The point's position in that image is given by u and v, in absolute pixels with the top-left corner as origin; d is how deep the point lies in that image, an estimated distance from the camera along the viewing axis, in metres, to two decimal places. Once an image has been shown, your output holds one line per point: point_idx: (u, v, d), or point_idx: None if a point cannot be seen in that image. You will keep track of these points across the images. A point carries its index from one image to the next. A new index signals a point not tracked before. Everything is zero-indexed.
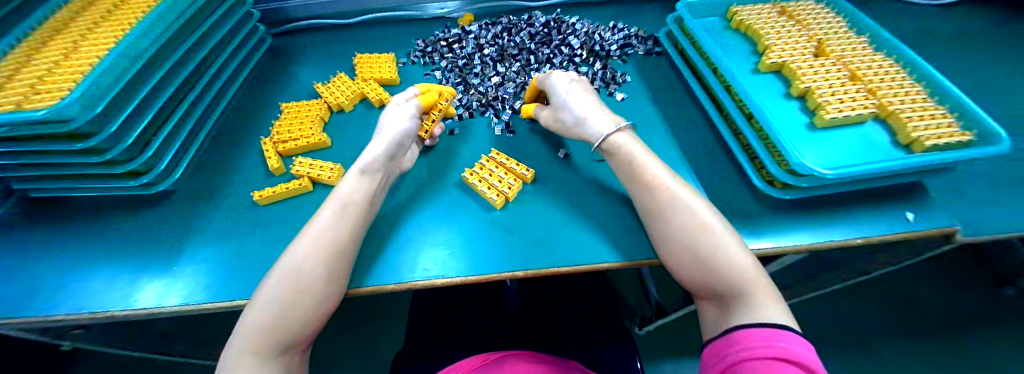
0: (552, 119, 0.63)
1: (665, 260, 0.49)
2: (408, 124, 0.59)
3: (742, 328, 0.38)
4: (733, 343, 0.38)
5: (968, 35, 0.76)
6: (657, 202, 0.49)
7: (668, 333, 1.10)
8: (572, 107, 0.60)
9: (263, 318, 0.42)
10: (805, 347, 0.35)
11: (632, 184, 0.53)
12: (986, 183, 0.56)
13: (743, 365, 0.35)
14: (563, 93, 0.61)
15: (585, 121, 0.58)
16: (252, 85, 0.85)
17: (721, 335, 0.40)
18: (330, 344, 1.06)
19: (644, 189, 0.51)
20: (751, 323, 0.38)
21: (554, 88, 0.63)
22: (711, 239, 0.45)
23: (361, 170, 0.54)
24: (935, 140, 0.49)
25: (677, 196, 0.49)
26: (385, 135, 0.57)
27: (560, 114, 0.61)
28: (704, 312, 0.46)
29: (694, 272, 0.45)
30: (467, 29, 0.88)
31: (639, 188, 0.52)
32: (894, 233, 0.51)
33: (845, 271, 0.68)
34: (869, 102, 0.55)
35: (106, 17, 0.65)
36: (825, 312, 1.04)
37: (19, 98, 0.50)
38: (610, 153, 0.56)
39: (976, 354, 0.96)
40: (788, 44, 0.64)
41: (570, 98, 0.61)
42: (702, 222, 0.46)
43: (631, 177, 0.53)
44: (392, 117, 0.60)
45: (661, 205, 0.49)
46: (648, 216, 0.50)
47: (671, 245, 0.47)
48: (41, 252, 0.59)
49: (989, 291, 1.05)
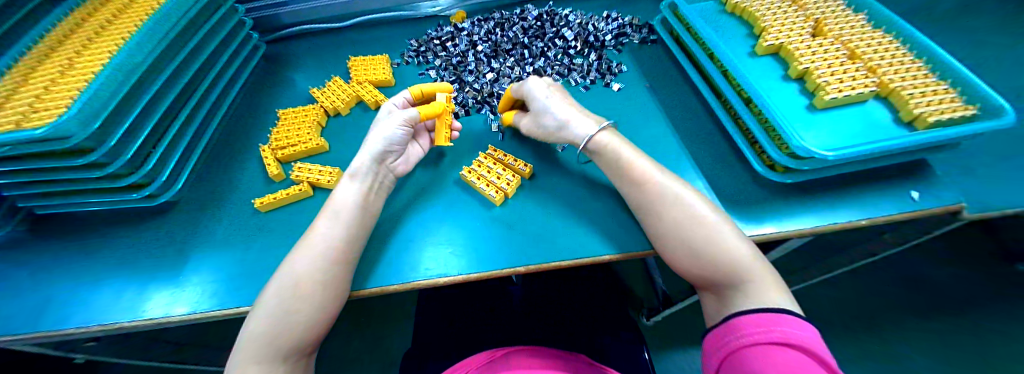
0: (534, 125, 0.62)
1: (663, 256, 0.49)
2: (393, 134, 0.58)
3: (742, 315, 0.38)
4: (736, 329, 0.38)
5: (971, 7, 0.74)
6: (648, 198, 0.49)
7: (677, 323, 1.10)
8: (552, 111, 0.59)
9: (268, 325, 0.42)
10: (805, 329, 0.35)
11: (622, 182, 0.52)
12: (992, 159, 0.55)
13: (743, 351, 0.35)
14: (542, 97, 0.60)
15: (568, 125, 0.58)
16: (249, 93, 0.85)
17: (721, 322, 0.40)
18: (340, 347, 1.07)
19: (635, 186, 0.51)
20: (751, 309, 0.38)
21: (532, 93, 0.61)
22: (705, 231, 0.45)
23: (350, 175, 0.54)
24: (938, 116, 0.49)
25: (667, 190, 0.48)
26: (372, 140, 0.57)
27: (541, 118, 0.60)
28: (706, 302, 0.46)
29: (692, 265, 0.45)
30: (460, 26, 0.87)
31: (629, 186, 0.51)
32: (898, 213, 0.50)
33: (851, 253, 0.68)
34: (870, 80, 0.54)
35: (100, 33, 0.65)
36: (836, 297, 1.03)
37: (19, 117, 0.50)
38: (597, 153, 0.56)
39: (988, 332, 0.95)
40: (785, 26, 0.63)
41: (549, 102, 0.59)
42: (696, 213, 0.46)
43: (620, 174, 0.52)
44: (379, 128, 0.59)
45: (653, 200, 0.48)
46: (641, 214, 0.50)
47: (667, 239, 0.47)
48: (49, 267, 0.60)
49: (1002, 268, 1.03)
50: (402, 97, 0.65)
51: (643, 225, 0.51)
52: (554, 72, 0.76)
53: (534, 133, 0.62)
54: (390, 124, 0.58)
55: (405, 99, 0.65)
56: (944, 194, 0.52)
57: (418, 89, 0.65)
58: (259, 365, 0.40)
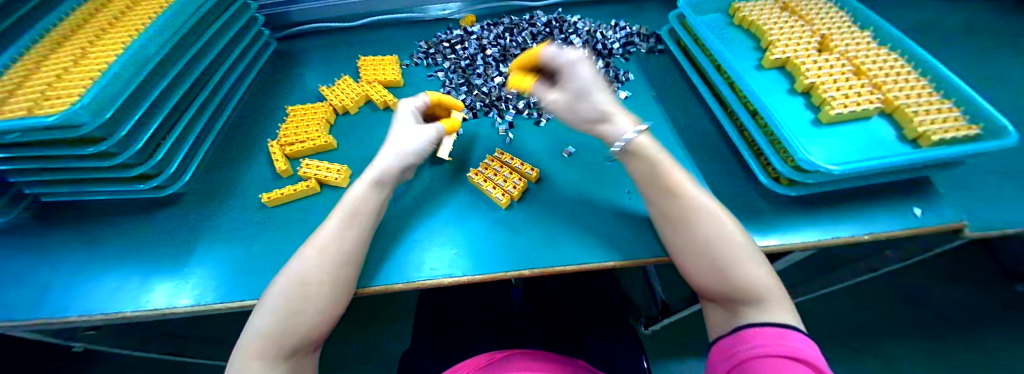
0: (567, 108, 0.60)
1: (683, 268, 0.48)
2: (419, 148, 0.59)
3: (752, 326, 0.39)
4: (744, 340, 0.38)
5: (975, 28, 0.75)
6: (678, 209, 0.48)
7: (675, 332, 1.10)
8: (597, 100, 0.57)
9: (273, 321, 0.42)
10: (813, 347, 0.36)
11: (654, 188, 0.51)
12: (994, 178, 0.56)
13: (751, 362, 0.36)
14: (589, 83, 0.57)
15: (608, 118, 0.56)
16: (258, 89, 0.86)
17: (731, 333, 0.40)
18: (338, 345, 1.07)
19: (668, 194, 0.50)
20: (763, 323, 0.39)
21: (577, 72, 0.58)
22: (733, 250, 0.44)
23: (373, 181, 0.54)
24: (941, 134, 0.49)
25: (700, 205, 0.48)
26: (396, 150, 0.57)
27: (580, 105, 0.58)
28: (712, 317, 0.46)
29: (711, 281, 0.44)
30: (469, 30, 0.88)
31: (662, 193, 0.50)
32: (901, 229, 0.51)
33: (853, 268, 0.68)
34: (875, 96, 0.55)
35: (114, 24, 0.66)
36: (835, 312, 1.03)
37: (31, 104, 0.51)
38: (629, 157, 0.54)
39: (988, 352, 0.95)
40: (791, 40, 0.63)
41: (594, 90, 0.57)
42: (726, 231, 0.45)
43: (653, 181, 0.51)
44: (404, 136, 0.59)
45: (686, 211, 0.48)
46: (668, 222, 0.49)
47: (693, 251, 0.46)
48: (54, 256, 0.61)
49: (1002, 288, 1.03)
50: (421, 100, 0.65)
51: (667, 234, 0.49)
52: None
53: (558, 111, 0.61)
54: (418, 136, 0.59)
55: (424, 103, 0.65)
56: (947, 211, 0.52)
57: (439, 98, 0.66)
58: (263, 360, 0.40)
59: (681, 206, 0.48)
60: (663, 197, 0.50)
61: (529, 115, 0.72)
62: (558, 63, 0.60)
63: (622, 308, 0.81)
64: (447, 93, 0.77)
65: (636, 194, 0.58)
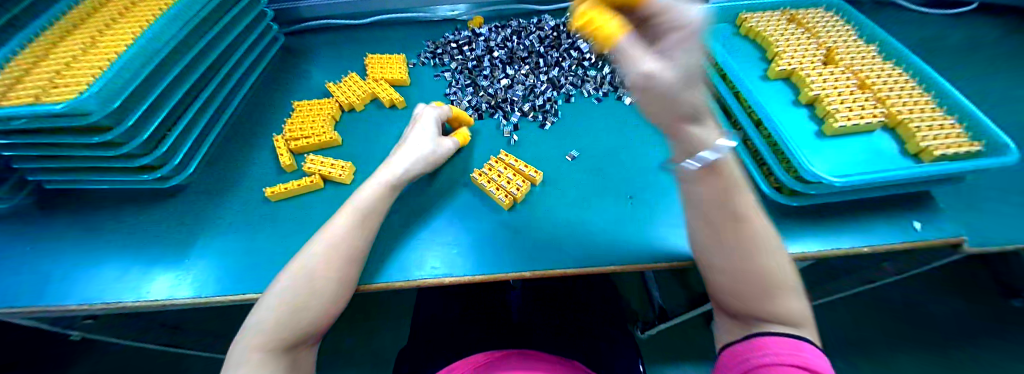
0: (666, 86, 0.39)
1: (718, 283, 0.47)
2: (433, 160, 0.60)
3: (766, 335, 0.41)
4: (759, 347, 0.40)
5: (978, 45, 0.76)
6: (735, 238, 0.44)
7: (672, 339, 1.10)
8: (700, 93, 0.42)
9: (274, 314, 0.43)
10: (820, 357, 0.39)
11: (718, 213, 0.45)
12: (995, 194, 0.56)
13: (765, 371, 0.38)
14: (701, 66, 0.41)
15: (698, 118, 0.43)
16: (264, 83, 0.86)
17: (744, 340, 0.43)
18: (335, 342, 1.07)
19: (733, 222, 0.44)
20: (778, 332, 0.41)
21: (696, 40, 0.39)
22: (780, 285, 0.43)
23: (388, 183, 0.55)
24: (943, 150, 0.50)
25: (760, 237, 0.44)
26: (414, 157, 0.58)
27: (685, 91, 0.40)
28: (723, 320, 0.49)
29: (742, 305, 0.44)
30: (477, 32, 0.89)
31: (726, 219, 0.44)
32: (901, 242, 0.51)
33: (851, 280, 0.68)
34: (878, 110, 0.55)
35: (124, 14, 0.66)
36: (833, 323, 1.03)
37: (38, 91, 0.51)
38: (705, 179, 0.45)
39: (983, 367, 0.96)
40: (797, 52, 0.64)
41: (700, 75, 0.41)
42: (774, 266, 0.44)
43: (721, 206, 0.44)
44: (421, 145, 0.59)
45: (744, 242, 0.44)
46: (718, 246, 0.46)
47: (739, 278, 0.44)
48: (56, 243, 0.61)
49: (999, 304, 1.04)
50: (440, 112, 0.66)
51: (715, 253, 0.46)
52: (568, 82, 0.77)
53: (658, 74, 0.39)
54: (434, 147, 0.60)
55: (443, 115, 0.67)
56: (947, 226, 0.52)
57: (459, 114, 0.69)
58: (263, 352, 0.41)
59: (739, 239, 0.44)
60: (720, 228, 0.45)
61: (534, 118, 0.72)
62: (668, 7, 0.41)
63: (620, 312, 0.81)
64: (453, 93, 0.78)
65: (638, 200, 0.59)
